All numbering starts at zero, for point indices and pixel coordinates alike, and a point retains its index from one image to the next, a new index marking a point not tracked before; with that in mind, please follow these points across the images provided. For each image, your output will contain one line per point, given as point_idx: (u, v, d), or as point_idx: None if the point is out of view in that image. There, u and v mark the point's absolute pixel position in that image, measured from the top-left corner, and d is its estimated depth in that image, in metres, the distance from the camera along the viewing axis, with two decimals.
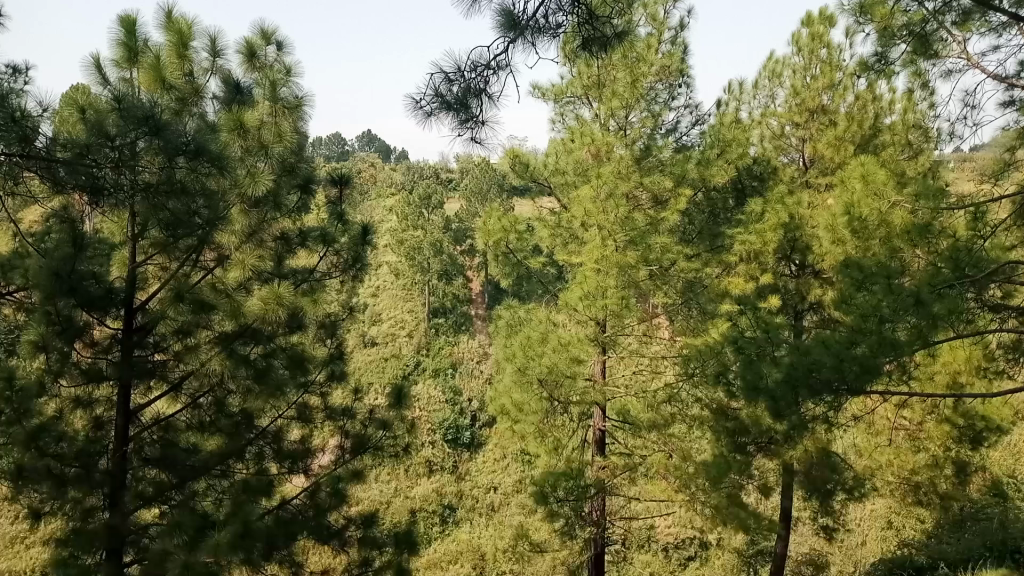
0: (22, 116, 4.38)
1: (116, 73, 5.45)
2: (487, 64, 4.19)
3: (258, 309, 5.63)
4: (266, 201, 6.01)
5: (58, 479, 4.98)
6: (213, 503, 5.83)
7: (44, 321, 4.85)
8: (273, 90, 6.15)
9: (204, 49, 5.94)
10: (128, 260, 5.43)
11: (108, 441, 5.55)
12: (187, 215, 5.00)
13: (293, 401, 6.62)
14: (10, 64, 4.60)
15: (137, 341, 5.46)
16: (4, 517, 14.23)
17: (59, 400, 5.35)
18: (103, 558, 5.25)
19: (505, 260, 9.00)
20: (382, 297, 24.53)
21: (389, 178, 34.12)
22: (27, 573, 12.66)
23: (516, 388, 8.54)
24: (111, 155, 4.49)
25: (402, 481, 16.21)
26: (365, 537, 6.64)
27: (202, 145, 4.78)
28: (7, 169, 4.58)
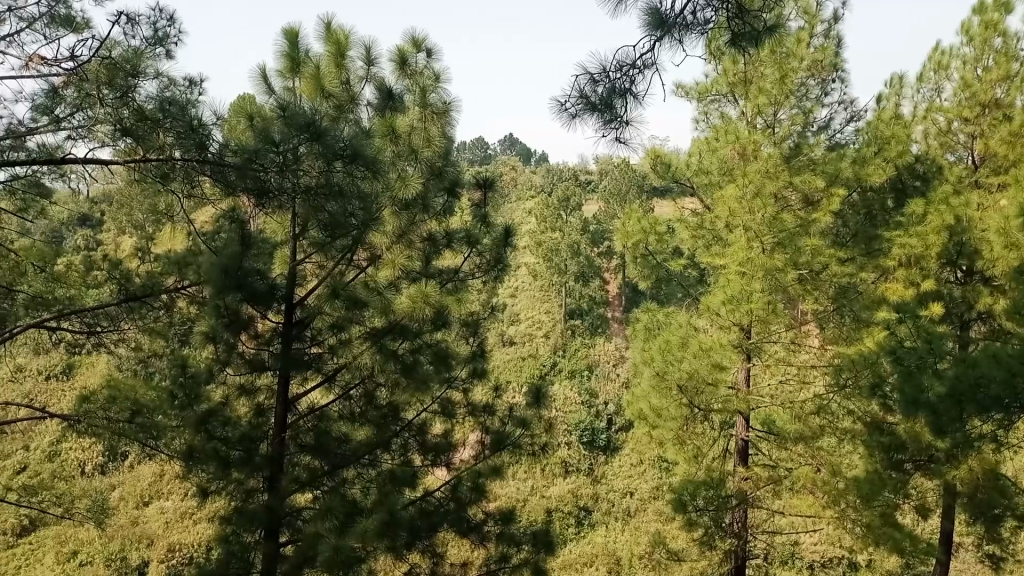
0: (199, 125, 4.72)
1: (280, 82, 5.89)
2: (633, 64, 4.15)
3: (407, 306, 5.90)
4: (416, 204, 6.28)
5: (223, 461, 5.40)
6: (361, 491, 6.10)
7: (215, 314, 5.24)
8: (423, 96, 6.36)
9: (360, 58, 6.25)
10: (289, 258, 5.84)
11: (268, 428, 5.93)
12: (343, 217, 5.27)
13: (437, 396, 6.81)
14: (187, 77, 5.01)
15: (295, 334, 5.79)
16: (177, 493, 15.49)
17: (226, 387, 5.81)
18: (262, 536, 5.63)
19: (644, 261, 8.88)
20: (520, 297, 24.83)
21: (530, 181, 34.41)
22: (195, 546, 13.73)
23: (654, 393, 8.43)
24: (276, 160, 4.74)
25: (539, 480, 16.38)
26: (504, 533, 6.74)
27: (358, 149, 4.97)
28: (184, 174, 4.93)
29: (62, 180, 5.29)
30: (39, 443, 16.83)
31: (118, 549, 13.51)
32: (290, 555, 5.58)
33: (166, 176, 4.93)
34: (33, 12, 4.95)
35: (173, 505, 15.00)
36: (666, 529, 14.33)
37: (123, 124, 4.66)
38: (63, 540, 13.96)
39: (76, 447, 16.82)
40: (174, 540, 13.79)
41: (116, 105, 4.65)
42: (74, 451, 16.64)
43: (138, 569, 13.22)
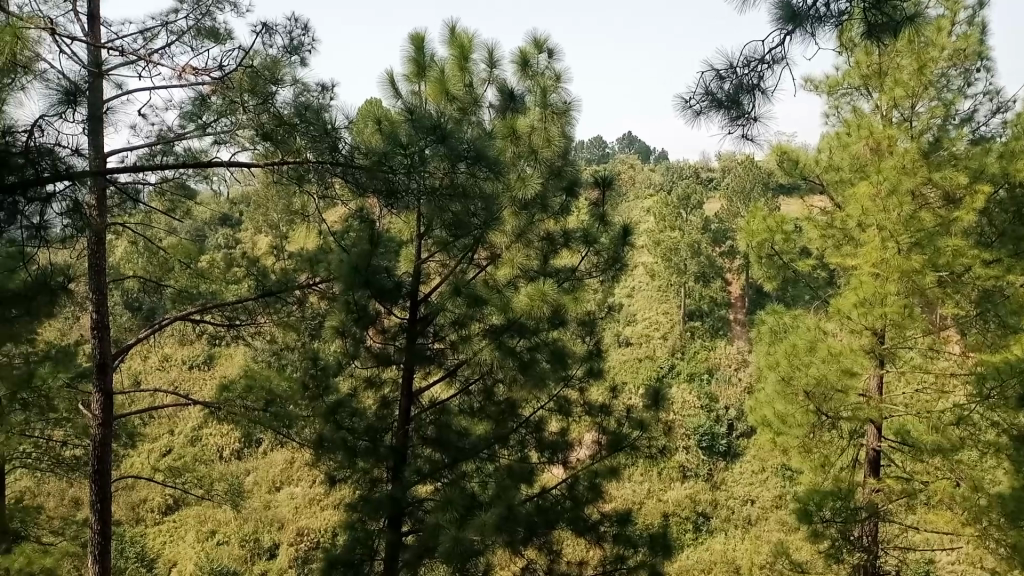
0: (333, 129, 4.91)
1: (407, 87, 6.10)
2: (761, 58, 4.04)
3: (525, 305, 5.81)
4: (534, 204, 6.31)
5: (350, 450, 5.77)
6: (480, 484, 6.23)
7: (344, 309, 5.61)
8: (543, 96, 6.41)
9: (483, 60, 6.36)
10: (414, 256, 6.07)
11: (393, 420, 6.23)
12: (465, 216, 5.43)
13: (554, 395, 6.81)
14: (320, 82, 5.18)
15: (419, 330, 6.11)
16: (306, 480, 16.17)
17: (353, 380, 6.22)
18: (386, 524, 5.86)
19: (769, 262, 8.59)
20: (637, 297, 24.48)
21: (648, 179, 33.91)
22: (321, 531, 14.30)
23: (779, 399, 8.15)
24: (404, 162, 4.92)
25: (656, 483, 16.17)
26: (620, 534, 6.70)
27: (481, 151, 5.15)
28: (318, 177, 5.01)
29: (205, 183, 5.63)
30: (184, 428, 18.00)
31: (252, 530, 14.37)
32: (412, 543, 5.79)
33: (301, 178, 5.00)
34: (182, 26, 5.31)
35: (302, 492, 15.63)
36: (790, 540, 13.83)
37: (264, 128, 4.86)
38: (202, 519, 14.97)
39: (216, 433, 17.86)
40: (302, 524, 14.44)
41: (257, 110, 4.85)
42: (214, 436, 17.64)
43: (269, 550, 14.00)
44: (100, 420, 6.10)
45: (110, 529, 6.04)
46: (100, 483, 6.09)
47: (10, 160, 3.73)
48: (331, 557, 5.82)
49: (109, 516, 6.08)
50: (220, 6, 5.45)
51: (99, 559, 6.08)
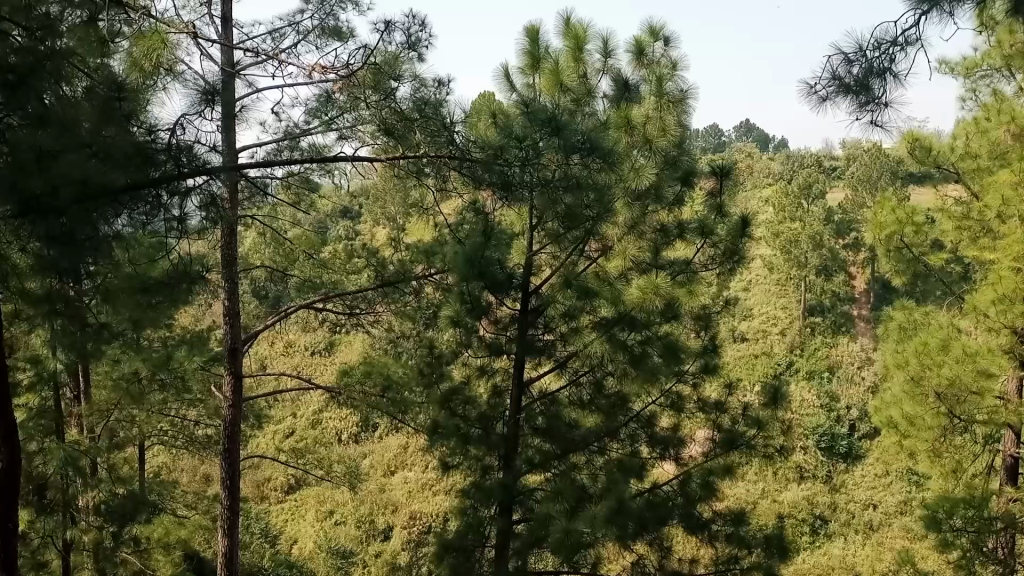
0: (450, 124, 4.99)
1: (522, 79, 6.15)
2: (894, 40, 3.83)
3: (636, 297, 5.83)
4: (648, 195, 6.28)
5: (464, 437, 5.99)
6: (590, 476, 6.23)
7: (459, 300, 5.82)
8: (659, 84, 6.30)
9: (598, 51, 6.33)
10: (526, 249, 6.09)
11: (504, 409, 6.32)
12: (579, 208, 5.45)
13: (666, 390, 6.71)
14: (435, 77, 4.96)
15: (530, 321, 6.11)
16: (419, 465, 16.55)
17: (465, 368, 6.40)
18: (496, 511, 5.97)
19: (897, 255, 8.16)
20: (754, 290, 23.66)
21: (768, 168, 32.74)
22: (433, 517, 14.60)
23: (907, 400, 7.77)
24: (519, 155, 4.96)
25: (771, 483, 15.74)
26: (734, 534, 6.54)
27: (595, 143, 5.19)
28: (436, 169, 5.10)
29: (327, 177, 5.81)
30: (306, 410, 18.77)
31: (368, 512, 14.88)
32: (523, 533, 5.91)
33: (421, 172, 5.14)
34: (308, 26, 5.55)
35: (415, 476, 15.98)
36: (915, 548, 13.15)
37: (386, 123, 5.00)
38: (322, 499, 15.62)
39: (336, 416, 18.53)
40: (416, 509, 14.81)
41: (378, 106, 4.96)
42: (333, 420, 18.30)
43: (384, 532, 14.48)
44: (231, 401, 6.49)
45: (239, 505, 6.45)
46: (230, 461, 6.51)
47: (156, 157, 4.07)
48: (444, 542, 6.08)
49: (238, 493, 6.46)
50: (343, 6, 5.65)
51: (229, 533, 6.50)
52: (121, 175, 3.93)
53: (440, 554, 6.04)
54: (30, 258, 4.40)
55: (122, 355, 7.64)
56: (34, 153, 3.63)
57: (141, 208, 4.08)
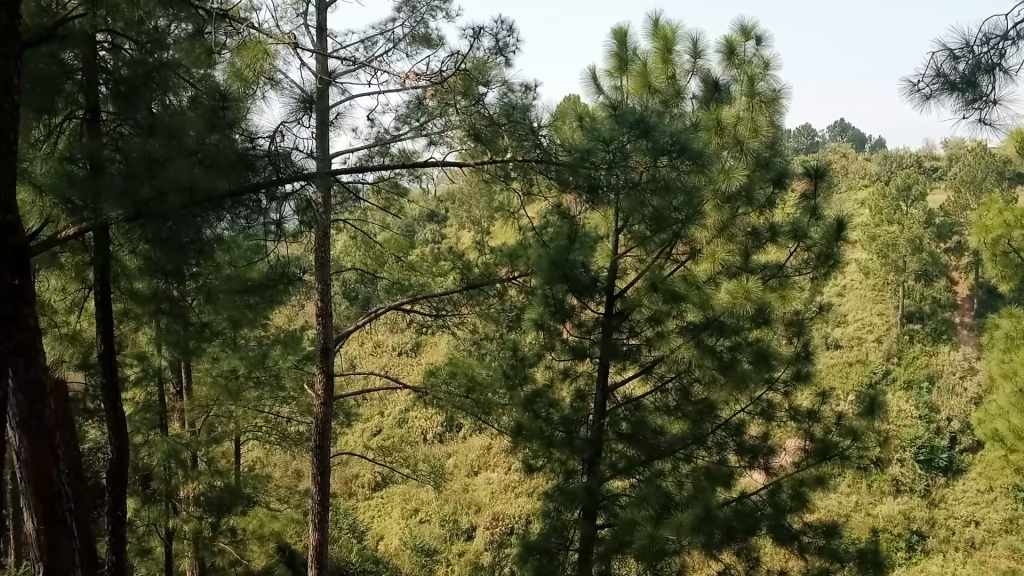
0: (538, 127, 4.93)
1: (609, 82, 6.12)
2: (1003, 33, 3.68)
3: (726, 301, 5.78)
4: (737, 197, 6.17)
5: (547, 440, 6.07)
6: (675, 483, 6.14)
7: (543, 302, 5.87)
8: (750, 84, 6.21)
9: (686, 51, 6.25)
10: (611, 252, 6.17)
11: (589, 413, 6.32)
12: (667, 210, 5.44)
13: (755, 398, 6.55)
14: (522, 82, 4.97)
15: (615, 325, 6.09)
16: (502, 467, 16.63)
17: (550, 371, 6.46)
18: (580, 515, 5.97)
19: (1005, 260, 7.73)
20: (849, 296, 22.84)
21: (864, 169, 31.52)
22: (515, 519, 14.60)
23: (1014, 412, 7.39)
24: (606, 157, 4.88)
25: (865, 496, 15.19)
26: (826, 547, 6.32)
27: (685, 144, 5.09)
28: (521, 173, 5.04)
29: (416, 181, 5.95)
30: (393, 409, 19.14)
31: (451, 512, 15.06)
32: (606, 537, 5.90)
33: (507, 176, 5.10)
34: (399, 34, 5.67)
35: (498, 478, 16.03)
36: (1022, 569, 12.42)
37: (474, 129, 5.05)
38: (407, 497, 15.90)
39: (421, 415, 18.85)
40: (498, 510, 14.86)
41: (467, 112, 5.05)
42: (418, 420, 18.61)
43: (467, 532, 14.61)
44: (322, 399, 6.70)
45: (329, 500, 6.64)
46: (321, 457, 6.72)
47: (256, 163, 4.24)
48: (527, 544, 6.13)
49: (328, 488, 6.66)
50: (433, 13, 5.74)
51: (319, 527, 6.71)
52: (224, 181, 4.04)
53: (523, 556, 6.10)
54: (141, 259, 4.67)
55: (221, 353, 7.99)
56: (145, 161, 3.79)
57: (243, 212, 4.25)
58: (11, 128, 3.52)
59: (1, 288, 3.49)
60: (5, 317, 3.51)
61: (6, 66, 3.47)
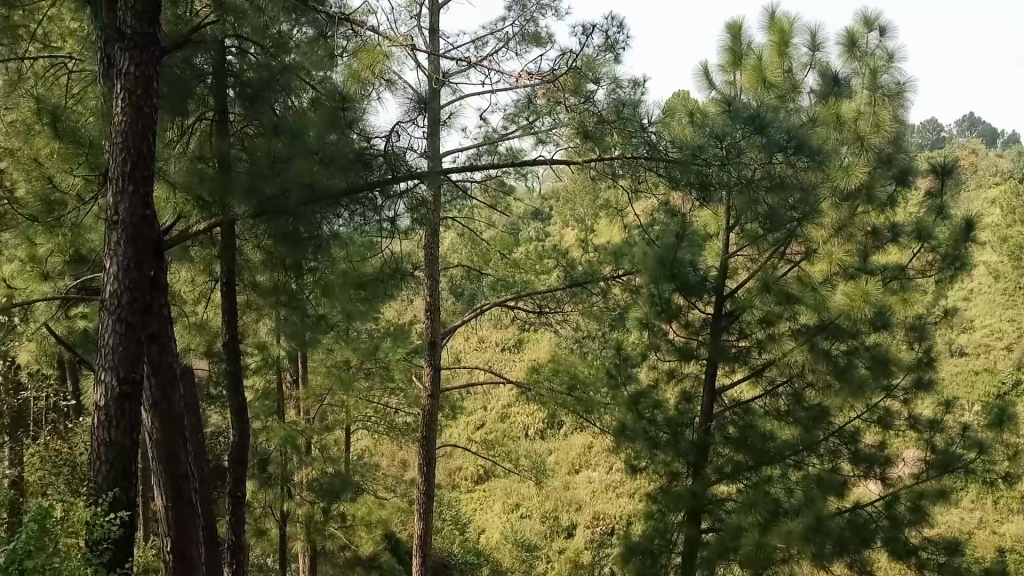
0: (647, 123, 4.88)
1: (722, 76, 6.00)
2: None
3: (843, 304, 5.39)
4: (858, 194, 5.84)
5: (652, 441, 6.05)
6: (784, 490, 5.95)
7: (648, 302, 5.90)
8: (873, 78, 5.95)
9: (805, 44, 6.06)
10: (721, 249, 6.11)
11: (695, 415, 6.25)
12: (782, 208, 5.26)
13: (873, 404, 6.27)
14: (632, 77, 4.87)
15: (724, 326, 6.01)
16: (603, 466, 16.58)
17: (656, 372, 6.41)
18: (684, 518, 5.91)
19: None
20: (976, 300, 21.46)
21: (995, 164, 29.52)
22: (616, 520, 14.35)
23: None
24: (719, 153, 4.83)
25: (991, 513, 14.28)
26: (948, 565, 5.99)
27: (801, 141, 5.00)
28: (631, 172, 4.95)
29: (522, 180, 5.92)
30: (496, 404, 19.34)
31: (552, 508, 15.09)
32: (711, 542, 5.79)
33: (615, 173, 5.01)
34: (509, 33, 5.73)
35: (599, 477, 15.96)
36: None
37: (583, 127, 5.01)
38: (508, 492, 16.05)
39: (524, 411, 18.97)
40: (599, 509, 14.68)
41: (577, 110, 4.99)
42: (521, 415, 18.75)
43: (567, 529, 14.58)
44: (429, 392, 6.87)
45: (434, 491, 6.77)
46: (426, 449, 6.86)
47: (375, 161, 4.33)
48: (629, 543, 6.11)
49: (433, 479, 6.81)
50: (543, 11, 5.77)
51: (424, 517, 6.86)
52: (342, 180, 4.17)
53: (625, 556, 6.08)
54: (264, 253, 4.92)
55: (336, 344, 8.30)
56: (270, 159, 4.12)
57: (359, 211, 4.36)
58: (151, 129, 3.79)
59: (141, 278, 3.76)
60: (142, 306, 3.79)
61: (148, 71, 3.73)
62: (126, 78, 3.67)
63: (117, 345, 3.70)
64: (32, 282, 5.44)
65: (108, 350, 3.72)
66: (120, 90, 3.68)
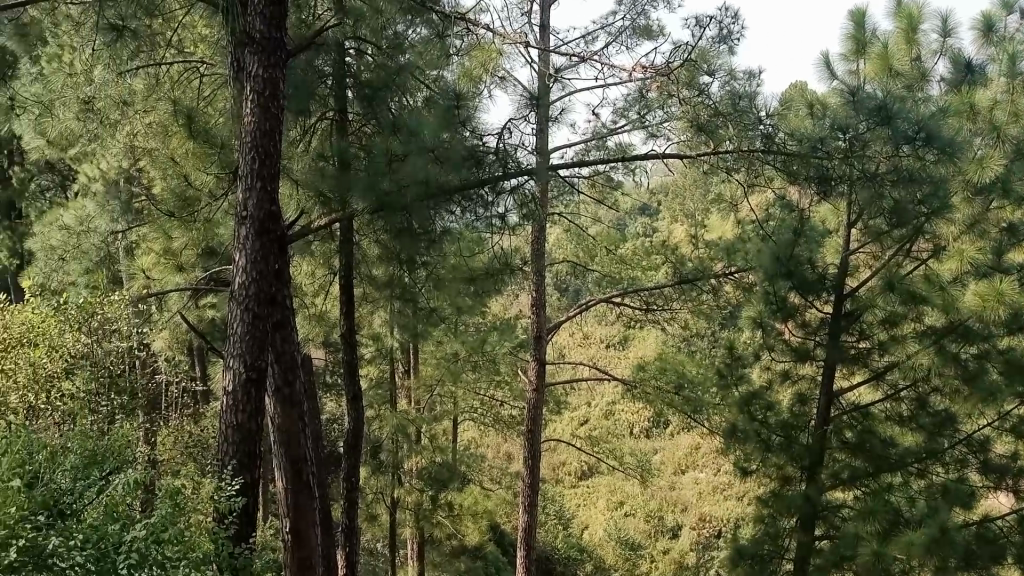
0: (767, 116, 4.71)
1: (845, 65, 5.77)
2: None
3: (974, 304, 5.16)
4: (994, 187, 5.41)
5: (764, 443, 5.90)
6: (905, 499, 5.68)
7: (762, 301, 5.84)
8: (1011, 64, 5.80)
9: (934, 30, 5.76)
10: (841, 247, 5.85)
11: (811, 418, 6.04)
12: (908, 203, 5.01)
13: (1006, 412, 5.89)
14: (747, 69, 4.70)
15: (843, 326, 5.76)
16: (711, 468, 16.45)
17: (770, 372, 6.23)
18: (797, 524, 5.73)
19: None
20: None
21: None
22: (723, 523, 14.33)
23: None
24: (842, 147, 4.66)
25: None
26: None
27: (933, 131, 4.69)
28: (748, 166, 4.81)
29: (630, 176, 5.76)
30: (601, 401, 19.24)
31: (657, 508, 14.95)
32: (825, 550, 5.60)
33: (731, 168, 4.89)
34: (619, 27, 5.69)
35: (706, 478, 15.89)
36: None
37: (698, 119, 4.80)
38: (612, 489, 16.05)
39: (628, 409, 18.84)
40: (706, 510, 14.61)
41: (691, 103, 4.79)
42: (626, 412, 18.64)
43: (672, 530, 14.45)
44: (534, 386, 6.92)
45: (538, 484, 6.83)
46: (531, 441, 6.94)
47: (486, 159, 4.35)
48: (738, 547, 5.97)
49: (538, 472, 6.85)
50: (654, 4, 5.69)
51: (529, 510, 6.93)
52: (455, 177, 4.23)
53: (733, 559, 5.95)
54: (380, 248, 5.08)
55: (445, 337, 8.46)
56: (387, 157, 4.22)
57: (468, 206, 4.44)
58: (277, 128, 3.96)
59: (267, 270, 3.95)
60: (267, 297, 3.98)
61: (274, 73, 3.91)
62: (255, 81, 3.86)
63: (245, 333, 3.90)
64: (167, 273, 5.81)
65: (236, 338, 3.92)
66: (249, 91, 3.87)
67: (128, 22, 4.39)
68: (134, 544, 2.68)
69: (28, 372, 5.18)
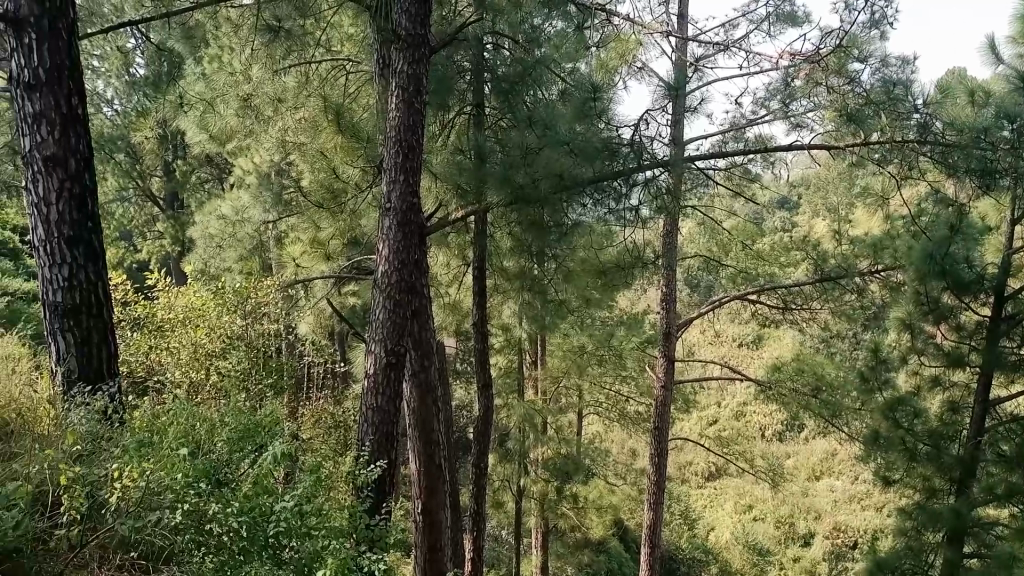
0: (925, 104, 4.42)
1: (1013, 49, 5.35)
2: None
3: None
4: None
5: (909, 452, 5.62)
6: None
7: (911, 303, 5.54)
8: None
9: None
10: (1003, 245, 5.44)
11: (963, 427, 5.66)
12: None
13: None
14: (900, 55, 4.44)
15: (1003, 330, 5.36)
16: (848, 475, 15.70)
17: (917, 377, 5.89)
18: (944, 538, 5.40)
19: None
20: None
21: None
22: (861, 533, 13.62)
23: None
24: (1007, 137, 4.27)
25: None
26: None
27: None
28: (901, 156, 4.53)
29: (768, 168, 5.52)
30: (731, 401, 18.75)
31: (789, 514, 14.42)
32: (975, 569, 5.24)
33: (881, 159, 4.63)
34: (762, 14, 5.47)
35: (842, 487, 15.18)
36: None
37: (846, 110, 4.61)
38: (741, 492, 15.65)
39: (760, 410, 18.27)
40: (842, 519, 13.94)
41: (840, 91, 4.63)
42: (758, 414, 18.08)
43: (804, 537, 13.94)
44: (662, 382, 6.84)
45: (664, 482, 6.74)
46: (658, 438, 6.86)
47: (620, 150, 4.24)
48: (878, 559, 5.71)
49: (664, 470, 6.77)
50: None
51: (654, 507, 6.87)
52: (589, 169, 4.20)
53: (872, 571, 5.70)
54: (513, 240, 5.16)
55: (573, 330, 8.50)
56: (523, 150, 4.31)
57: (602, 197, 4.35)
58: (419, 123, 4.09)
59: (408, 260, 4.11)
60: (407, 285, 4.13)
61: (418, 69, 4.03)
62: (400, 77, 4.00)
63: (385, 319, 4.06)
64: (315, 261, 6.17)
65: (378, 324, 4.09)
66: (394, 87, 4.02)
67: (283, 22, 4.66)
68: (281, 514, 2.87)
69: (190, 351, 5.71)
